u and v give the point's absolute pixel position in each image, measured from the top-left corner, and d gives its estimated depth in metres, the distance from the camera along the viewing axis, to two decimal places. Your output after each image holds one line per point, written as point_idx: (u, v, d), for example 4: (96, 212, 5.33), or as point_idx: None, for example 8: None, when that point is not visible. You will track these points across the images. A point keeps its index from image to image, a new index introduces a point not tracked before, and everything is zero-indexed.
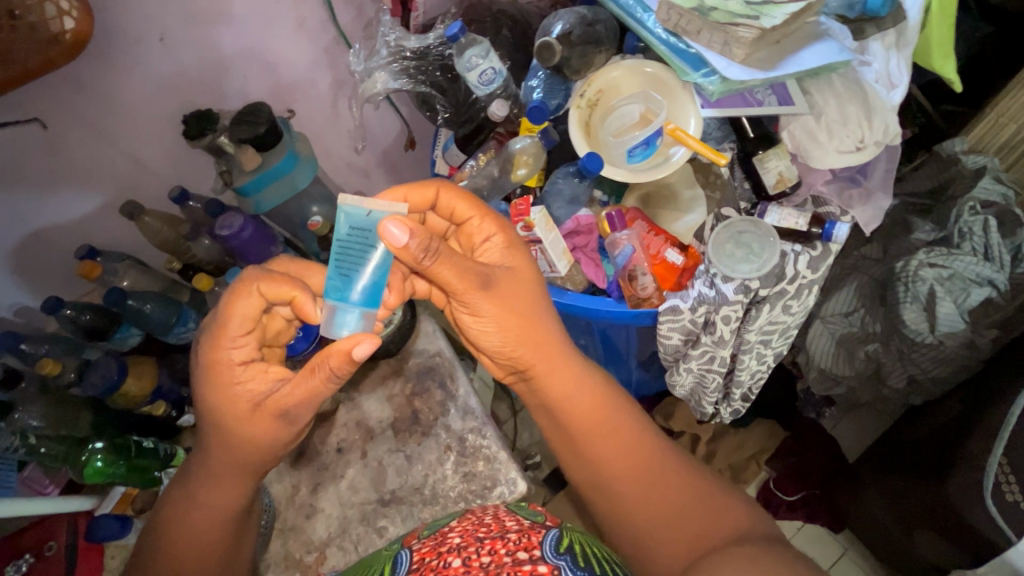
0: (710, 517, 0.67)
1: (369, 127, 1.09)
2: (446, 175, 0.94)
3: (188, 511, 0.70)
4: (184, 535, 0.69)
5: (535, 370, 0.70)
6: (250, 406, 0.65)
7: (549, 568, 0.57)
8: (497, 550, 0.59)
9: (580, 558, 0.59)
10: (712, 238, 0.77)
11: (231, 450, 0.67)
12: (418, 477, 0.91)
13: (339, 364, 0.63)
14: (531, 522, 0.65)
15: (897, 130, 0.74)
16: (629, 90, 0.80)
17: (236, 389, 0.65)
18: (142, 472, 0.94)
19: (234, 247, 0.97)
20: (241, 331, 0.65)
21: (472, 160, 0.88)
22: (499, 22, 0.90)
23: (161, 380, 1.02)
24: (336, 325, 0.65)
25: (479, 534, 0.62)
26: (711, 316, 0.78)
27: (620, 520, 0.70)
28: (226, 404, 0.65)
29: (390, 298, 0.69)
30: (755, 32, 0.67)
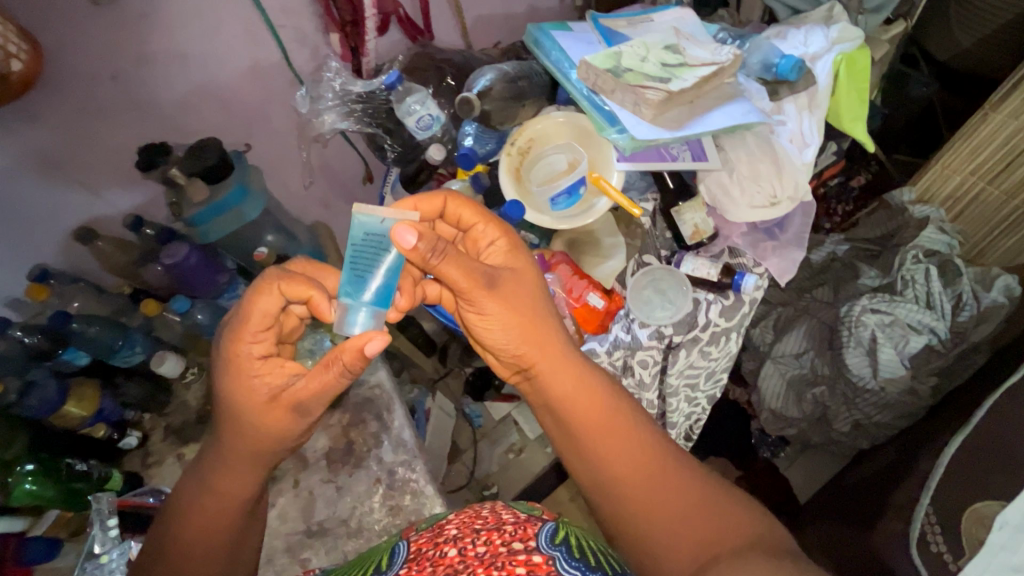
0: (716, 519, 0.65)
1: (326, 162, 1.13)
2: None
3: (199, 500, 0.71)
4: (197, 523, 0.70)
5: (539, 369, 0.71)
6: (266, 396, 0.67)
7: (544, 558, 0.62)
8: (492, 541, 0.64)
9: (574, 550, 0.64)
10: (632, 281, 0.81)
11: (240, 438, 0.69)
12: (346, 509, 0.92)
13: (352, 361, 0.66)
14: (526, 515, 0.70)
15: (807, 187, 0.78)
16: (558, 140, 0.84)
17: (253, 381, 0.67)
18: (74, 495, 0.94)
19: (178, 275, 0.99)
20: (260, 328, 0.67)
21: None
22: (443, 71, 0.95)
23: (105, 402, 1.03)
24: (348, 323, 0.68)
25: (476, 526, 0.67)
26: (628, 361, 0.80)
27: (627, 522, 0.69)
28: (242, 395, 0.67)
29: (400, 301, 0.73)
30: (662, 94, 0.71)
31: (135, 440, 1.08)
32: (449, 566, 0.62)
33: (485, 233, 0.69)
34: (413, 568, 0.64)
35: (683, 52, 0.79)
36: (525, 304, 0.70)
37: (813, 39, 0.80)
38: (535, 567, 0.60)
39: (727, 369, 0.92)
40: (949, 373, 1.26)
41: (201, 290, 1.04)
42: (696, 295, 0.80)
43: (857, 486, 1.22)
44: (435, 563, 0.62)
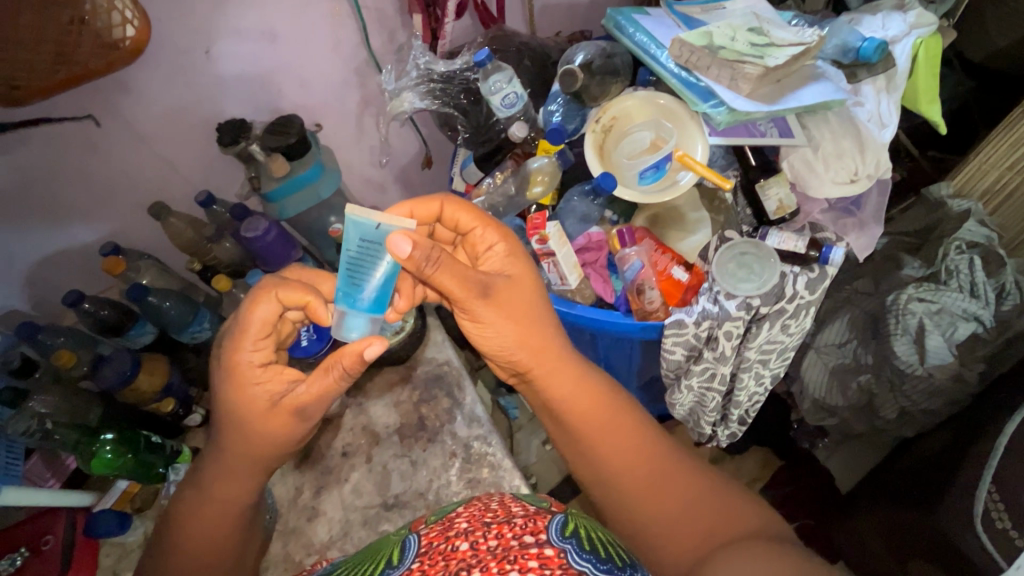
0: (710, 516, 0.70)
1: (392, 144, 1.15)
2: (462, 191, 1.02)
3: (202, 505, 0.71)
4: (203, 527, 0.70)
5: (538, 372, 0.72)
6: (263, 405, 0.68)
7: (555, 551, 0.56)
8: (503, 534, 0.60)
9: (586, 543, 0.60)
10: (716, 258, 0.82)
11: (243, 445, 0.69)
12: (423, 482, 0.92)
13: (351, 365, 0.66)
14: (536, 510, 0.67)
15: (888, 165, 0.81)
16: (642, 118, 0.86)
17: (253, 389, 0.67)
18: (147, 467, 0.94)
19: (255, 250, 1.00)
20: (261, 336, 0.67)
21: (489, 177, 0.95)
22: (521, 53, 0.98)
23: (172, 377, 1.02)
24: (346, 327, 0.70)
25: (486, 519, 0.63)
26: (714, 331, 0.82)
27: (625, 514, 0.72)
28: (242, 404, 0.67)
29: (399, 302, 0.73)
30: (760, 69, 0.74)
31: (199, 418, 1.08)
32: (461, 561, 0.57)
33: (484, 239, 0.69)
34: (425, 562, 0.60)
35: (768, 34, 0.82)
36: (524, 308, 0.71)
37: (892, 23, 0.84)
38: (546, 559, 0.55)
39: (798, 346, 0.92)
40: (996, 361, 1.28)
41: (273, 266, 1.04)
42: (782, 269, 0.81)
43: (906, 471, 1.23)
44: (447, 557, 0.58)
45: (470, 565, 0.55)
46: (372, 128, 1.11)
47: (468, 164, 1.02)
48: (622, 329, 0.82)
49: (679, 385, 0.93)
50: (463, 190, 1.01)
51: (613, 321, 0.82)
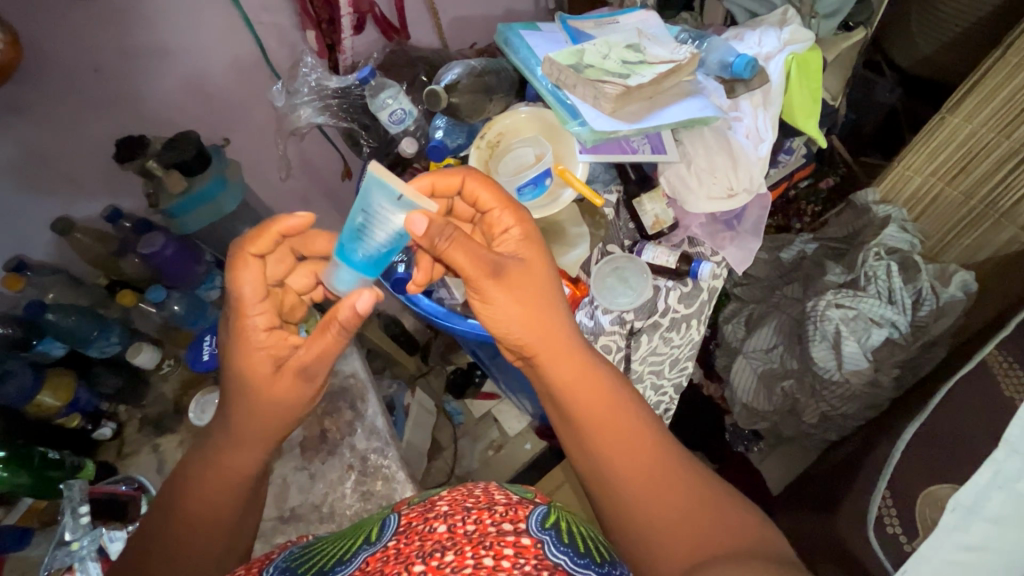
0: (711, 523, 0.64)
1: (305, 157, 1.16)
2: None
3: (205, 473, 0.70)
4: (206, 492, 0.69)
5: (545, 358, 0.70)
6: (271, 364, 0.68)
7: (532, 541, 0.58)
8: (482, 519, 0.60)
9: (564, 535, 0.61)
10: (595, 270, 0.84)
11: (249, 415, 0.69)
12: (319, 495, 0.93)
13: (348, 321, 0.67)
14: (518, 497, 0.67)
15: (761, 179, 0.82)
16: (525, 134, 0.87)
17: (259, 353, 0.67)
18: (47, 483, 0.95)
19: (156, 265, 1.01)
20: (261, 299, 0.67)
21: None
22: (418, 69, 0.99)
23: (80, 393, 1.04)
24: (337, 279, 0.72)
25: (467, 504, 0.63)
26: (592, 346, 0.83)
27: (624, 514, 0.67)
28: (250, 370, 0.67)
29: (418, 275, 0.75)
30: (620, 87, 0.75)
31: (110, 431, 1.08)
32: (437, 542, 0.58)
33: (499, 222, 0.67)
34: (400, 541, 0.61)
35: (644, 51, 0.83)
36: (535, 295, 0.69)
37: (767, 40, 0.85)
38: (522, 548, 0.56)
39: (692, 357, 0.96)
40: (909, 366, 1.31)
41: (177, 281, 1.05)
42: (656, 283, 0.83)
43: (821, 474, 1.26)
44: (424, 538, 0.59)
45: (446, 547, 0.57)
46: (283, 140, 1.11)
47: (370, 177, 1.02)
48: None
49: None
50: None
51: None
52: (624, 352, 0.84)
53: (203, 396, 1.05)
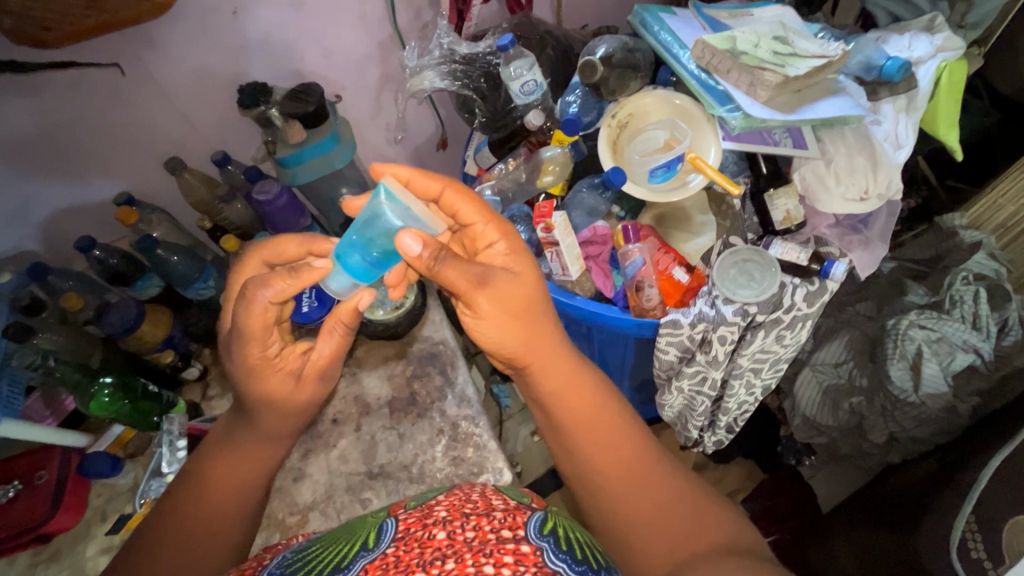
0: (691, 526, 0.64)
1: (408, 123, 1.17)
2: (474, 174, 1.03)
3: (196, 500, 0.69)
4: (201, 516, 0.68)
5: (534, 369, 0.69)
6: (287, 375, 0.71)
7: (531, 548, 0.53)
8: (481, 526, 0.55)
9: (562, 542, 0.56)
10: (717, 262, 0.82)
11: (275, 419, 0.72)
12: (408, 455, 0.94)
13: (348, 318, 0.72)
14: (517, 504, 0.63)
15: (899, 186, 0.80)
16: (657, 116, 0.86)
17: (274, 373, 0.69)
18: (142, 415, 0.96)
19: (265, 213, 1.02)
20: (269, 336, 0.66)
21: (501, 163, 0.96)
22: (544, 43, 0.99)
23: (174, 330, 1.04)
24: (330, 279, 0.67)
25: (465, 510, 0.59)
26: (708, 335, 0.83)
27: (606, 517, 0.67)
28: (273, 391, 0.70)
29: (390, 277, 0.69)
30: (779, 77, 0.75)
31: (196, 372, 1.10)
32: (436, 549, 0.53)
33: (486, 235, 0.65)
34: (400, 548, 0.54)
35: (792, 44, 0.81)
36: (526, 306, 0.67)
37: (918, 45, 0.83)
38: (522, 556, 0.51)
39: (790, 359, 0.91)
40: (991, 395, 1.27)
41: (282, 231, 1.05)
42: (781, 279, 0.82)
43: (889, 495, 1.24)
44: (423, 545, 0.54)
45: (446, 554, 0.51)
46: (390, 103, 1.12)
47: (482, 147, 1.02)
48: (616, 322, 0.83)
49: (672, 385, 0.93)
50: (476, 173, 1.02)
51: (607, 314, 0.83)
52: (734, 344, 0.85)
53: None
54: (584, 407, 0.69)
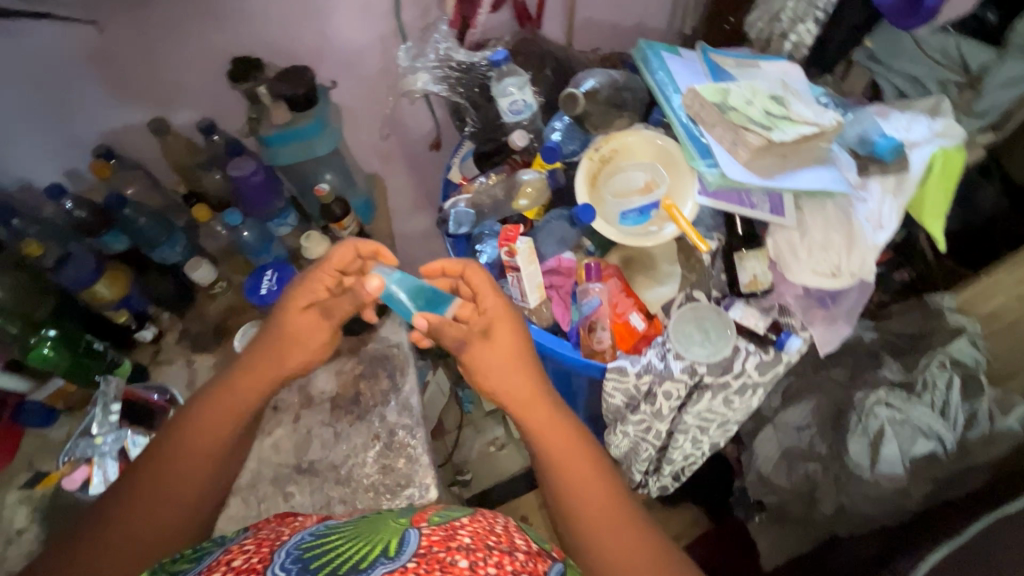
0: None
1: (402, 119, 1.15)
2: (456, 183, 0.98)
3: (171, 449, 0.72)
4: (179, 471, 0.71)
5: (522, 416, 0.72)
6: (312, 312, 0.78)
7: None
8: (505, 565, 0.53)
9: None
10: (676, 315, 0.82)
11: (279, 355, 0.77)
12: (340, 456, 0.92)
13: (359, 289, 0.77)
14: (537, 547, 0.61)
15: (871, 269, 0.78)
16: (640, 158, 0.84)
17: (303, 299, 0.77)
18: (83, 373, 0.96)
19: (239, 190, 0.99)
20: (323, 273, 0.76)
21: (483, 176, 0.93)
22: (544, 63, 0.97)
23: (132, 291, 1.04)
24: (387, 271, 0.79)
25: (488, 542, 0.56)
26: (654, 387, 0.81)
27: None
28: (291, 317, 0.77)
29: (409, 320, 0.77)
30: (762, 140, 0.73)
31: (151, 334, 1.07)
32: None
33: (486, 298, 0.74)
34: (422, 566, 0.50)
35: (788, 106, 0.79)
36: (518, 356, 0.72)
37: (916, 126, 0.81)
38: None
39: (740, 421, 0.89)
40: (945, 485, 1.25)
41: (254, 210, 1.03)
42: (736, 343, 0.80)
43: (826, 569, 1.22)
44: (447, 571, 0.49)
45: None
46: (384, 97, 1.09)
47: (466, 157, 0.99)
48: (564, 357, 0.82)
49: (614, 431, 0.91)
50: (457, 182, 0.97)
51: (557, 348, 0.82)
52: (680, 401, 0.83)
53: (244, 331, 0.99)
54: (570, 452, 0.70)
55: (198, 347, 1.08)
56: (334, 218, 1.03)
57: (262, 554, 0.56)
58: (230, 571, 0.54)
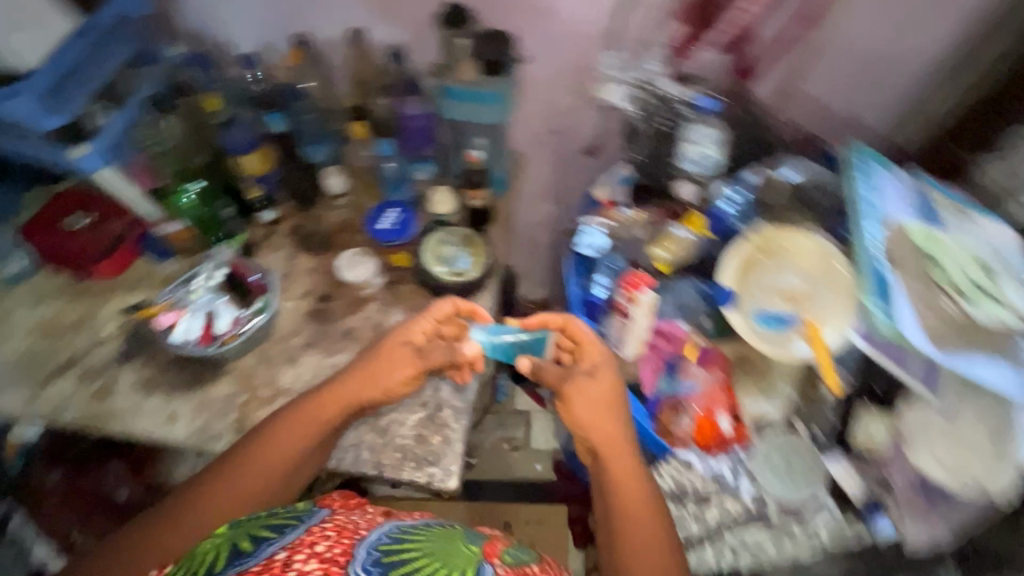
0: None
1: (571, 116, 1.11)
2: (597, 202, 0.94)
3: (261, 445, 0.80)
4: (255, 467, 0.79)
5: (605, 455, 0.74)
6: (406, 351, 0.86)
7: None
8: None
9: None
10: (769, 439, 0.81)
11: (364, 388, 0.84)
12: (384, 406, 0.93)
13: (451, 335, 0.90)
14: None
15: (1009, 494, 0.68)
16: (802, 262, 0.79)
17: (399, 345, 0.86)
18: (206, 229, 1.07)
19: (405, 124, 1.05)
20: (429, 317, 0.88)
21: (628, 209, 0.91)
22: (739, 124, 0.91)
23: (273, 173, 1.10)
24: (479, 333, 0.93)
25: None
26: (713, 497, 0.79)
27: None
28: (385, 357, 0.85)
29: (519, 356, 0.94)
30: (959, 314, 0.68)
31: (270, 218, 1.13)
32: None
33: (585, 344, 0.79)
34: None
35: (997, 282, 0.69)
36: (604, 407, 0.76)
37: None
38: None
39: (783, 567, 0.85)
40: None
41: (407, 148, 1.08)
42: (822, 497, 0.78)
43: None
44: None
45: None
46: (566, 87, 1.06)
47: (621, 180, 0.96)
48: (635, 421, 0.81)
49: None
50: (599, 202, 0.93)
51: (632, 409, 0.81)
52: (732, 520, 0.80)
53: (350, 254, 1.06)
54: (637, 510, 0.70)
55: (303, 246, 1.13)
56: (473, 185, 1.03)
57: (340, 545, 0.73)
58: (312, 557, 0.69)
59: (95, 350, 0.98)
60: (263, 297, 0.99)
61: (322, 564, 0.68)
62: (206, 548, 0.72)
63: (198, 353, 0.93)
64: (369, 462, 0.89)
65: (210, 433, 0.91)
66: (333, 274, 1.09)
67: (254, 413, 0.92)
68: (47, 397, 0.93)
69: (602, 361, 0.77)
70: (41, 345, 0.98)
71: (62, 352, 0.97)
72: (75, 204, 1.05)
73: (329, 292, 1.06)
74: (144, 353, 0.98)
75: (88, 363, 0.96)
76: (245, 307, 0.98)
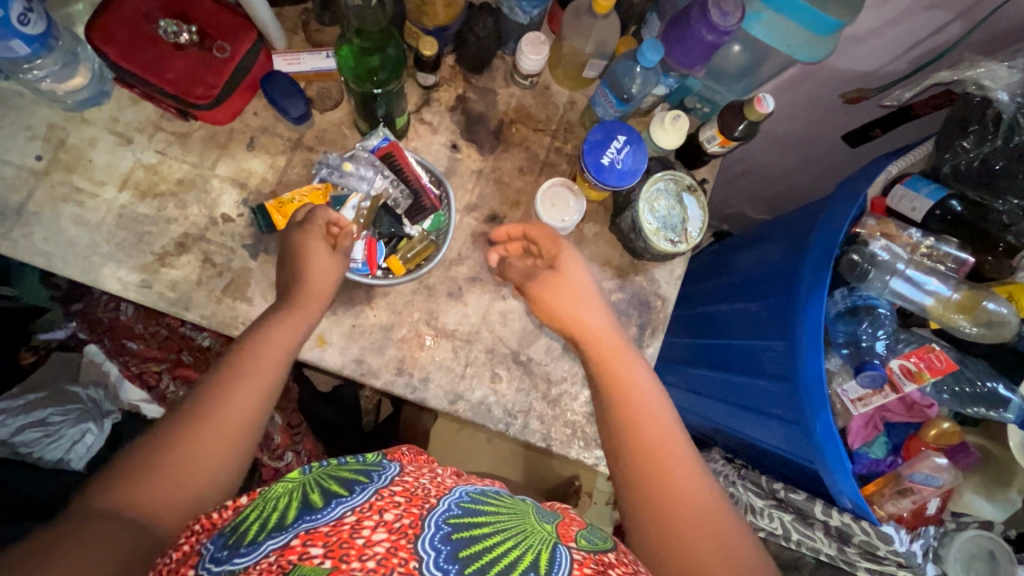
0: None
1: (871, 46, 0.82)
2: (874, 203, 0.75)
3: (200, 407, 0.57)
4: (194, 448, 0.54)
5: (590, 363, 0.67)
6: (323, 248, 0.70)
7: None
8: None
9: None
10: (953, 542, 0.83)
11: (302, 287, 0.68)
12: (557, 373, 0.84)
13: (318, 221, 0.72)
14: None
15: None
16: None
17: (311, 245, 0.69)
18: (372, 109, 0.75)
19: (682, 20, 0.70)
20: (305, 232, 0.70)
21: (918, 232, 0.73)
22: None
23: (454, 22, 0.79)
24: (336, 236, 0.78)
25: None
26: (866, 541, 0.81)
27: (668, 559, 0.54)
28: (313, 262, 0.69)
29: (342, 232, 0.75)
30: None
31: (430, 82, 0.83)
32: None
33: (547, 240, 0.74)
34: None
35: None
36: (585, 314, 0.69)
37: None
38: None
39: None
40: None
41: (669, 59, 0.74)
42: None
43: None
44: None
45: None
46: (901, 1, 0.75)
47: (915, 184, 0.73)
48: (835, 477, 0.73)
49: (811, 516, 0.87)
50: (875, 203, 0.75)
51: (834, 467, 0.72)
52: (872, 557, 0.83)
53: (551, 187, 0.81)
54: (636, 410, 0.62)
55: (468, 134, 0.86)
56: (733, 135, 0.77)
57: (413, 518, 0.46)
58: (380, 527, 0.44)
59: (215, 231, 0.77)
60: (435, 213, 0.82)
61: (392, 537, 0.43)
62: (276, 491, 0.50)
63: (364, 282, 0.78)
64: (538, 433, 0.82)
65: (366, 367, 0.80)
66: (506, 186, 0.86)
67: (414, 354, 0.81)
68: (161, 284, 0.75)
69: (563, 250, 0.73)
70: (140, 210, 0.76)
71: (170, 224, 0.76)
72: (162, 9, 0.70)
73: (499, 212, 0.85)
74: (277, 248, 0.78)
75: (208, 248, 0.76)
76: (417, 222, 0.81)
